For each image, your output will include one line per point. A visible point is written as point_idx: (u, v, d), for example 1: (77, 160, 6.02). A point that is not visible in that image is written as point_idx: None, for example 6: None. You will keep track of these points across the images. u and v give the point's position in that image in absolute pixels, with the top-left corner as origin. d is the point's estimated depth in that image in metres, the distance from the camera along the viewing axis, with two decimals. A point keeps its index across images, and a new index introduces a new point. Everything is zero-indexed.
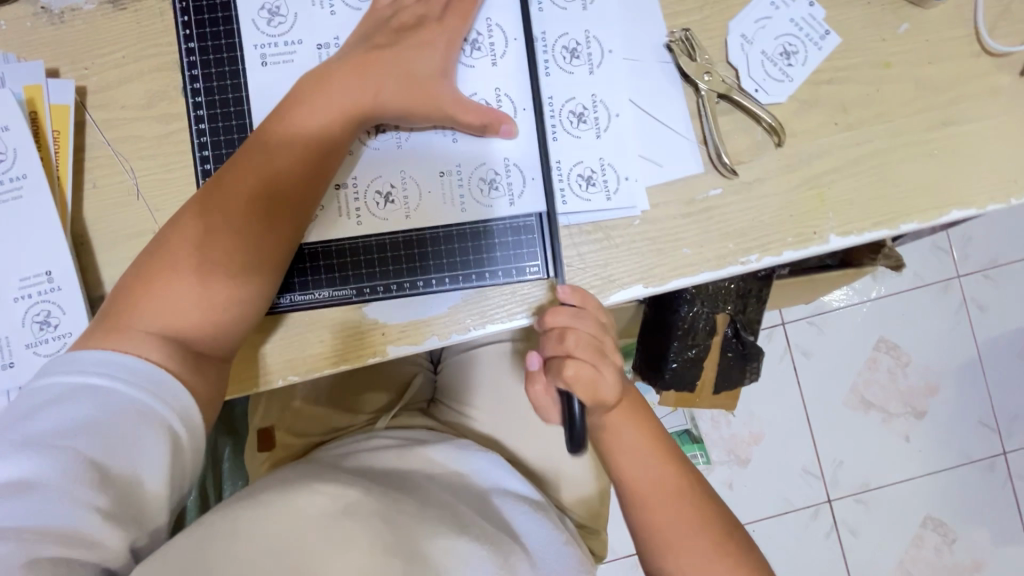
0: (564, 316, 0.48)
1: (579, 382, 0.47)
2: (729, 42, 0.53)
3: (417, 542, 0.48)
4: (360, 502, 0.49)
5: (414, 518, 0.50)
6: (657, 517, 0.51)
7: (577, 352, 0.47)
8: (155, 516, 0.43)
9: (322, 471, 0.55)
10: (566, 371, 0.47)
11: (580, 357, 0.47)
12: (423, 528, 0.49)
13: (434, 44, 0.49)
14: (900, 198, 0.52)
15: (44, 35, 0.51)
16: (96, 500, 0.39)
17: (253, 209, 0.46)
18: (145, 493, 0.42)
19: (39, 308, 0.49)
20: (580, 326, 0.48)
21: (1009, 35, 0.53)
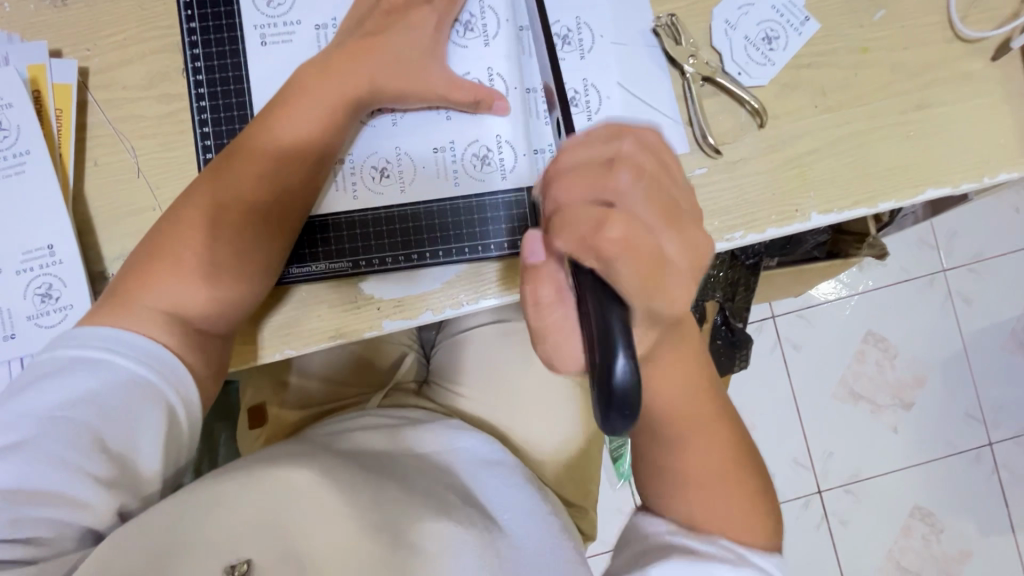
0: (596, 152, 0.37)
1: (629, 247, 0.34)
2: (713, 27, 0.55)
3: (399, 522, 0.49)
4: (343, 482, 0.50)
5: (397, 499, 0.51)
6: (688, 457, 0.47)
7: (620, 199, 0.35)
8: (149, 481, 0.45)
9: (311, 450, 0.55)
10: (610, 233, 0.33)
11: (626, 210, 0.34)
12: (405, 510, 0.50)
13: (425, 25, 0.51)
14: (878, 178, 0.54)
15: (46, 16, 0.53)
16: (91, 467, 0.41)
17: (259, 191, 0.47)
18: (141, 461, 0.44)
19: (41, 281, 0.50)
20: (629, 159, 0.36)
21: (980, 22, 0.55)
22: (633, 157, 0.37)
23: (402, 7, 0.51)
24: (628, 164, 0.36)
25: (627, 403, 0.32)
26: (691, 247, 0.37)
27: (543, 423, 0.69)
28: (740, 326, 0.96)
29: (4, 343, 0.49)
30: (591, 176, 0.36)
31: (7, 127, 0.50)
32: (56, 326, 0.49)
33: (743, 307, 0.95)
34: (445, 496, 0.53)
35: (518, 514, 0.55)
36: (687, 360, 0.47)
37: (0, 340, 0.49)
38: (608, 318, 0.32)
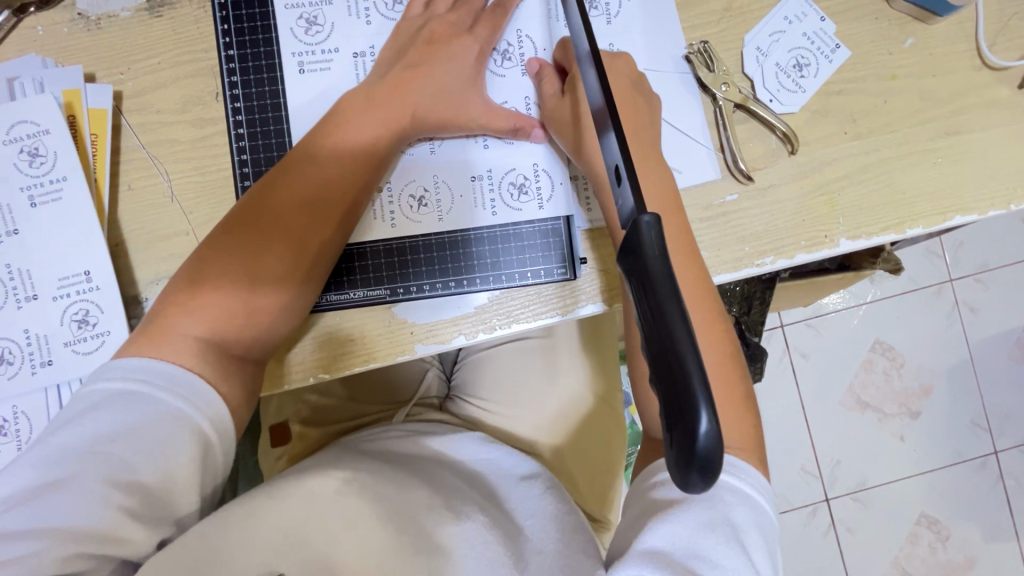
0: None
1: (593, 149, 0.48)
2: (744, 54, 0.55)
3: (425, 531, 0.48)
4: (369, 490, 0.50)
5: (423, 505, 0.51)
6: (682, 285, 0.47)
7: None
8: (184, 512, 0.44)
9: (343, 456, 0.56)
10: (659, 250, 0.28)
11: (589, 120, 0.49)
12: (430, 516, 0.50)
13: (465, 58, 0.52)
14: (906, 204, 0.55)
15: (81, 40, 0.53)
16: (128, 501, 0.40)
17: (299, 217, 0.47)
18: (177, 493, 0.43)
19: (78, 307, 0.50)
20: None
21: (1008, 50, 0.56)
22: None
23: (442, 40, 0.51)
24: None
25: (710, 467, 0.25)
26: None
27: (569, 441, 0.69)
28: (755, 340, 0.97)
29: (41, 370, 0.50)
30: None
31: (43, 152, 0.50)
32: (93, 352, 0.49)
33: (757, 320, 0.95)
34: (472, 502, 0.53)
35: (547, 520, 0.54)
36: (681, 212, 0.48)
37: (37, 367, 0.49)
38: (684, 362, 0.25)
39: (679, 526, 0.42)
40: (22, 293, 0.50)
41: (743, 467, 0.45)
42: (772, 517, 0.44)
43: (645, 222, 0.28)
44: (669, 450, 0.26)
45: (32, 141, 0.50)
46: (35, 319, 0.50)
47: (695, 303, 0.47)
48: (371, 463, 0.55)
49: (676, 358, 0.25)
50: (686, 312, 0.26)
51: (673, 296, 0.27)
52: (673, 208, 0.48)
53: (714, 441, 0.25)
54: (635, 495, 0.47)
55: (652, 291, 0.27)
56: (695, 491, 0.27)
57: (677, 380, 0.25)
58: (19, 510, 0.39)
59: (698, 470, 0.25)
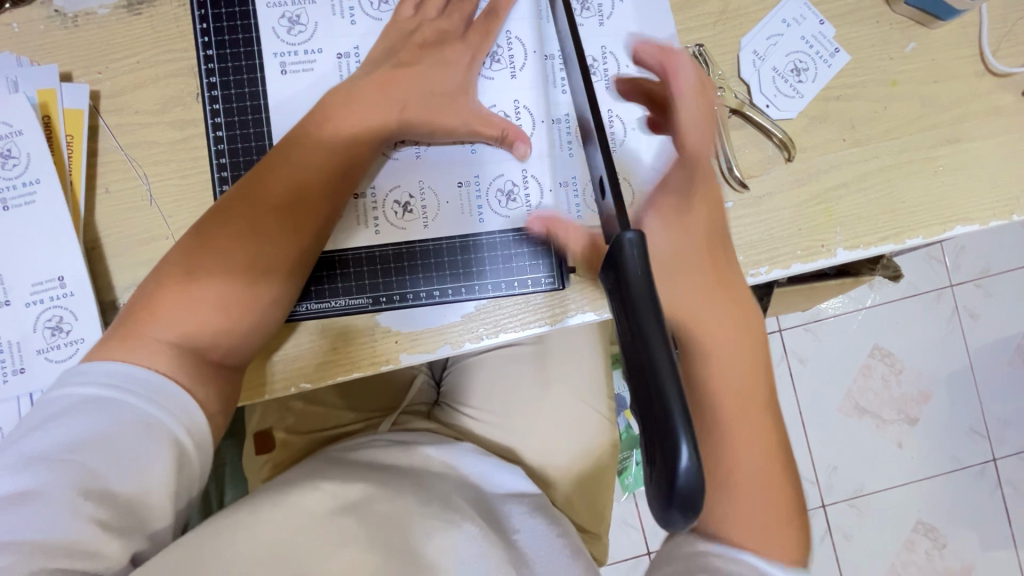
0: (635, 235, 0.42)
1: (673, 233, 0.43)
2: (741, 58, 0.54)
3: (417, 543, 0.47)
4: (360, 509, 0.49)
5: (416, 516, 0.50)
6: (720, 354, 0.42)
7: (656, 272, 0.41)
8: (158, 525, 0.42)
9: (328, 469, 0.55)
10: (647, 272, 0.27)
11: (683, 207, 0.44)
12: (422, 528, 0.49)
13: (454, 63, 0.50)
14: (905, 213, 0.53)
15: (57, 38, 0.51)
16: (100, 513, 0.39)
17: (275, 219, 0.46)
18: (151, 504, 0.41)
19: (51, 313, 0.48)
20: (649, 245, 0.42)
21: (1012, 56, 0.54)
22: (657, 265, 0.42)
23: (430, 45, 0.50)
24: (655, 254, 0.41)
25: (692, 505, 0.24)
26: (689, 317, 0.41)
27: (559, 453, 0.68)
28: None
29: (13, 377, 0.48)
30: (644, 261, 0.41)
31: (17, 154, 0.49)
32: (66, 360, 0.48)
33: (754, 327, 0.94)
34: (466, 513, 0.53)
35: (535, 537, 0.55)
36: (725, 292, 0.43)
37: (9, 374, 0.48)
38: (665, 391, 0.24)
39: None
40: None
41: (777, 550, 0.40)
42: None
43: (628, 238, 0.27)
44: (653, 489, 0.25)
45: (5, 142, 0.49)
46: (8, 325, 0.48)
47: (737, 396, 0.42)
48: (362, 476, 0.54)
49: (656, 385, 0.24)
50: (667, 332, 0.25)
51: (656, 317, 0.26)
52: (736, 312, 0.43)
53: (695, 477, 0.23)
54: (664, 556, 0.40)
55: (634, 312, 0.26)
56: (677, 529, 0.25)
57: (657, 409, 0.24)
58: None
59: (679, 508, 0.24)
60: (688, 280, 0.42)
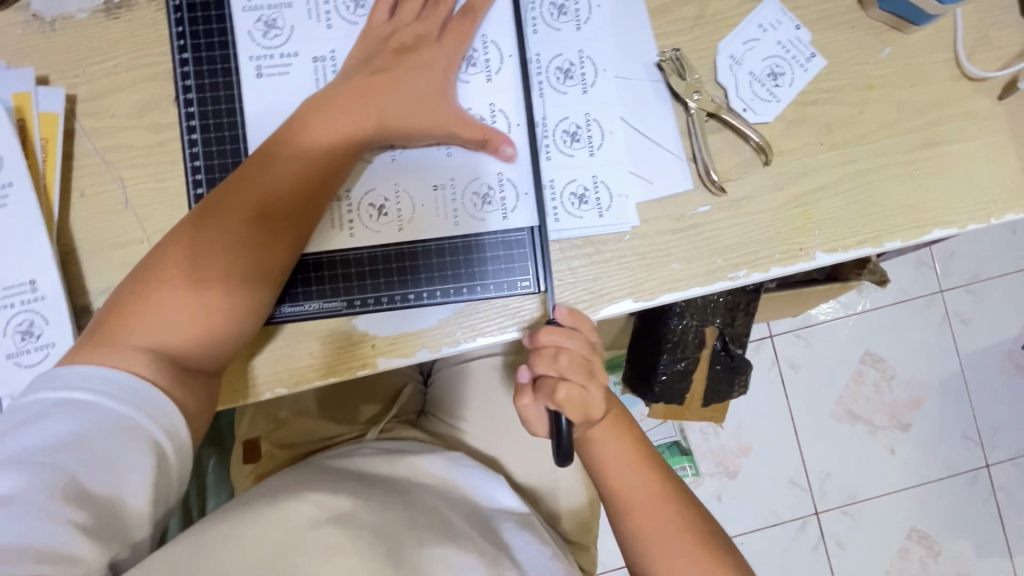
0: (556, 335, 0.47)
1: (571, 405, 0.47)
2: (718, 62, 0.54)
3: (408, 550, 0.49)
4: (352, 520, 0.49)
5: (404, 526, 0.51)
6: (654, 546, 0.49)
7: (568, 374, 0.47)
8: (138, 534, 0.42)
9: (314, 476, 0.55)
10: (559, 357, 0.47)
11: (572, 378, 0.47)
12: (412, 538, 0.50)
13: (430, 66, 0.50)
14: (883, 216, 0.54)
15: (34, 42, 0.51)
16: (79, 519, 0.38)
17: (248, 228, 0.46)
18: (131, 510, 0.41)
19: (22, 317, 0.48)
20: (570, 346, 0.48)
21: (988, 59, 0.54)
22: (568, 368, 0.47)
23: (405, 50, 0.50)
24: (566, 350, 0.47)
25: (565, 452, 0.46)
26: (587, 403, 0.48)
27: (540, 457, 0.67)
28: (739, 351, 0.94)
29: None
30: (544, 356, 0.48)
31: None
32: (37, 365, 0.48)
33: (743, 331, 0.92)
34: (451, 526, 0.53)
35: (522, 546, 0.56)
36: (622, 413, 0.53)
37: None
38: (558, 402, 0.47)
39: None
40: None
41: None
42: None
43: None
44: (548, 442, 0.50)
45: None
46: None
47: (646, 495, 0.51)
48: (347, 486, 0.54)
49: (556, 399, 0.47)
50: None
51: None
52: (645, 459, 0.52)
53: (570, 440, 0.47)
54: None
55: None
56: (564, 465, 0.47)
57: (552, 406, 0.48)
58: None
59: (560, 454, 0.46)
60: (593, 393, 0.48)
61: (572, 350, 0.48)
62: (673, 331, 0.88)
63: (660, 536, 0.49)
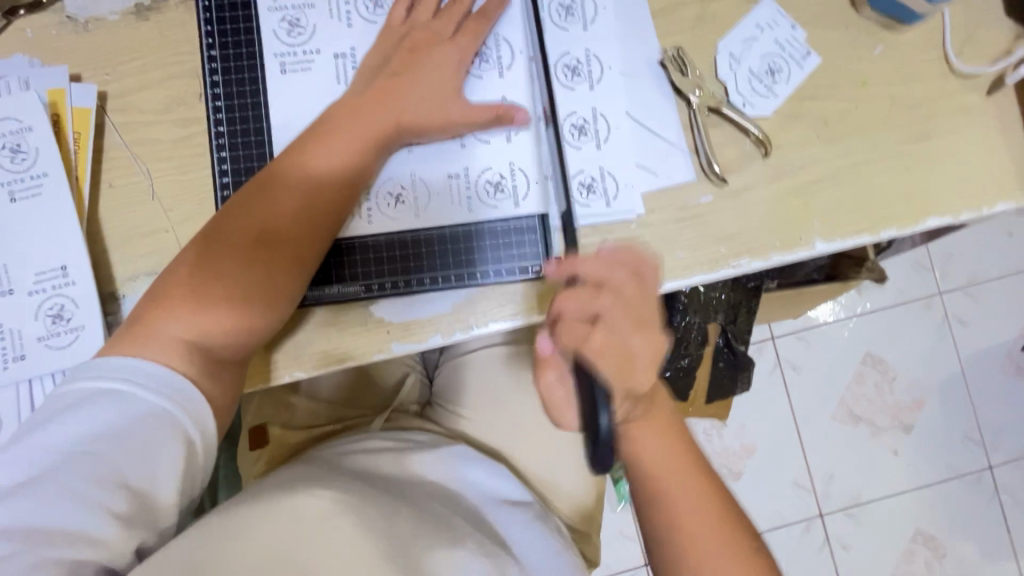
0: (597, 268, 0.45)
1: (598, 355, 0.44)
2: (718, 60, 0.57)
3: (417, 550, 0.48)
4: (364, 515, 0.48)
5: (412, 529, 0.50)
6: (689, 539, 0.47)
7: (604, 318, 0.44)
8: (166, 520, 0.44)
9: (322, 473, 0.54)
10: (597, 297, 0.45)
11: (608, 322, 0.44)
12: (421, 540, 0.49)
13: (432, 85, 0.52)
14: (879, 207, 0.56)
15: (68, 42, 0.54)
16: (112, 505, 0.40)
17: (276, 230, 0.48)
18: (160, 497, 0.43)
19: (53, 302, 0.50)
20: (614, 283, 0.45)
21: (976, 56, 0.57)
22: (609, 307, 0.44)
23: (409, 66, 0.52)
24: (608, 288, 0.45)
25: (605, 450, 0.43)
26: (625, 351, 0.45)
27: (548, 446, 0.69)
28: (742, 348, 0.97)
29: (14, 364, 0.50)
30: (583, 294, 0.45)
31: (26, 149, 0.51)
32: (67, 347, 0.49)
33: (744, 330, 0.94)
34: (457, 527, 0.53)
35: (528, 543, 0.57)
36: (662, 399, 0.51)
37: (10, 361, 0.49)
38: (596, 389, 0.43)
39: None
40: None
41: None
42: None
43: None
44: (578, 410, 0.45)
45: (15, 136, 0.51)
46: (10, 313, 0.50)
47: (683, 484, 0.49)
48: (355, 484, 0.53)
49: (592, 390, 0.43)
50: None
51: None
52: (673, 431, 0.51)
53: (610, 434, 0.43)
54: None
55: None
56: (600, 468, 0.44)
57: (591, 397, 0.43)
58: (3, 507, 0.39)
59: (597, 450, 0.43)
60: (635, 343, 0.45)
61: (625, 281, 0.45)
62: (676, 328, 0.89)
63: (694, 530, 0.47)
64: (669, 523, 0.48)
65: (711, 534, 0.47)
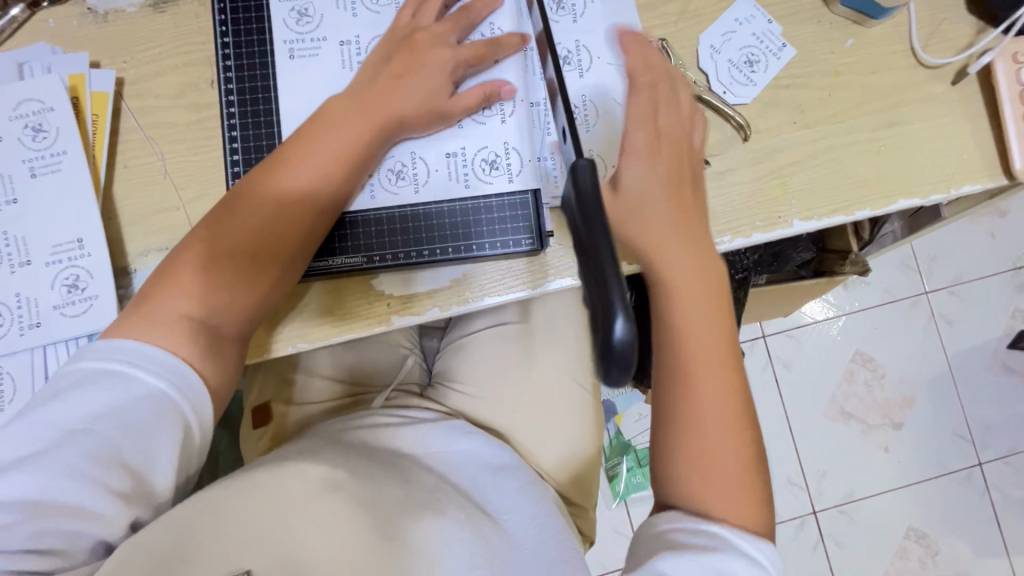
0: (651, 53, 0.49)
1: (638, 130, 0.48)
2: (699, 51, 0.60)
3: (395, 525, 0.51)
4: (348, 495, 0.51)
5: (395, 504, 0.52)
6: (701, 407, 0.46)
7: (660, 109, 0.49)
8: (161, 496, 0.46)
9: (320, 448, 0.57)
10: (662, 86, 0.49)
11: (664, 110, 0.49)
12: (402, 514, 0.52)
13: (415, 97, 0.53)
14: (854, 190, 0.59)
15: (88, 32, 0.57)
16: (110, 482, 0.43)
17: (275, 221, 0.50)
18: (156, 475, 0.45)
19: (68, 272, 0.52)
20: (682, 83, 0.51)
21: (941, 50, 0.61)
22: (675, 94, 0.50)
23: (394, 76, 0.53)
24: (679, 95, 0.50)
25: (623, 363, 0.31)
26: (677, 149, 0.49)
27: (542, 425, 0.70)
28: None
29: (29, 331, 0.52)
30: (641, 63, 0.49)
31: (47, 129, 0.54)
32: (80, 315, 0.52)
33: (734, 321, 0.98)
34: (445, 500, 0.55)
35: (525, 516, 0.58)
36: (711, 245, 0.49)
37: (25, 328, 0.52)
38: (607, 282, 0.32)
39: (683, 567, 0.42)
40: (16, 258, 0.52)
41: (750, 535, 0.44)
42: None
43: (580, 166, 0.35)
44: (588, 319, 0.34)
45: (37, 117, 0.54)
46: (27, 283, 0.52)
47: (711, 339, 0.47)
48: (348, 460, 0.56)
49: (602, 276, 0.32)
50: (615, 258, 0.32)
51: (605, 240, 0.33)
52: (708, 281, 0.47)
53: (627, 347, 0.31)
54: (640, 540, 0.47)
55: (587, 226, 0.34)
56: (613, 385, 0.33)
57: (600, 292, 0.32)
58: (8, 480, 0.41)
59: (608, 363, 0.32)
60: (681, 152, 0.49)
61: (685, 90, 0.51)
62: None
63: (707, 397, 0.46)
64: (675, 330, 0.47)
65: (723, 403, 0.46)
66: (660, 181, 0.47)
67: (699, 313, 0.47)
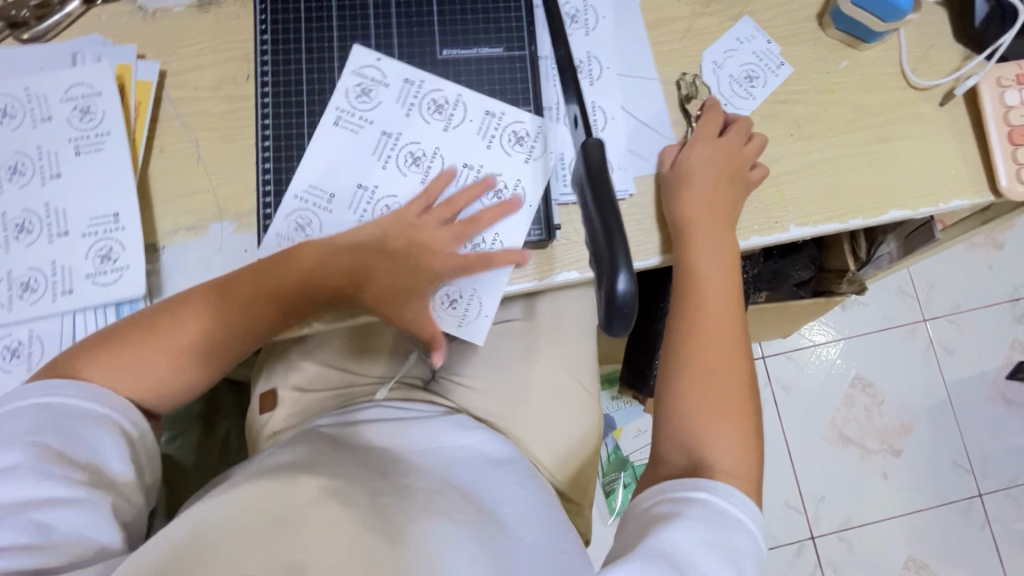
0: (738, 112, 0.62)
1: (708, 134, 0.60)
2: (702, 66, 0.64)
3: (401, 523, 0.49)
4: (354, 501, 0.50)
5: (402, 503, 0.51)
6: (707, 351, 0.55)
7: (733, 133, 0.61)
8: (128, 492, 0.48)
9: (323, 456, 0.56)
10: (737, 124, 0.61)
11: (735, 133, 0.61)
12: (407, 512, 0.50)
13: (388, 295, 0.57)
14: (847, 201, 0.62)
15: (137, 27, 0.62)
16: (72, 477, 0.44)
17: (220, 349, 0.54)
18: (112, 471, 0.47)
19: (102, 244, 0.56)
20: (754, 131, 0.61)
21: (931, 73, 0.65)
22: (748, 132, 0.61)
23: (381, 257, 0.57)
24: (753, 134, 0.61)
25: (622, 313, 0.40)
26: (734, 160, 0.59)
27: (543, 422, 0.72)
28: None
29: (62, 297, 0.55)
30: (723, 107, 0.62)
31: (94, 111, 0.58)
32: (113, 283, 0.55)
33: None
34: (452, 495, 0.54)
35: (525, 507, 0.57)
36: (731, 230, 0.58)
37: (59, 294, 0.55)
38: (614, 243, 0.41)
39: (677, 533, 0.44)
40: (57, 228, 0.56)
41: (739, 497, 0.48)
42: (756, 540, 0.47)
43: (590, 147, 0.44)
44: (595, 282, 0.42)
45: (86, 100, 0.58)
46: (64, 252, 0.56)
47: (720, 297, 0.57)
48: (347, 470, 0.54)
49: (610, 240, 0.41)
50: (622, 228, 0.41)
51: (611, 214, 0.42)
52: (728, 258, 0.57)
53: (626, 300, 0.40)
54: (630, 519, 0.49)
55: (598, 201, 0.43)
56: (613, 333, 0.41)
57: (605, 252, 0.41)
58: None
59: (610, 315, 0.40)
60: (743, 167, 0.59)
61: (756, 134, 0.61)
62: None
63: (711, 343, 0.55)
64: (693, 277, 0.57)
65: (724, 352, 0.55)
66: (710, 164, 0.59)
67: (712, 273, 0.57)
